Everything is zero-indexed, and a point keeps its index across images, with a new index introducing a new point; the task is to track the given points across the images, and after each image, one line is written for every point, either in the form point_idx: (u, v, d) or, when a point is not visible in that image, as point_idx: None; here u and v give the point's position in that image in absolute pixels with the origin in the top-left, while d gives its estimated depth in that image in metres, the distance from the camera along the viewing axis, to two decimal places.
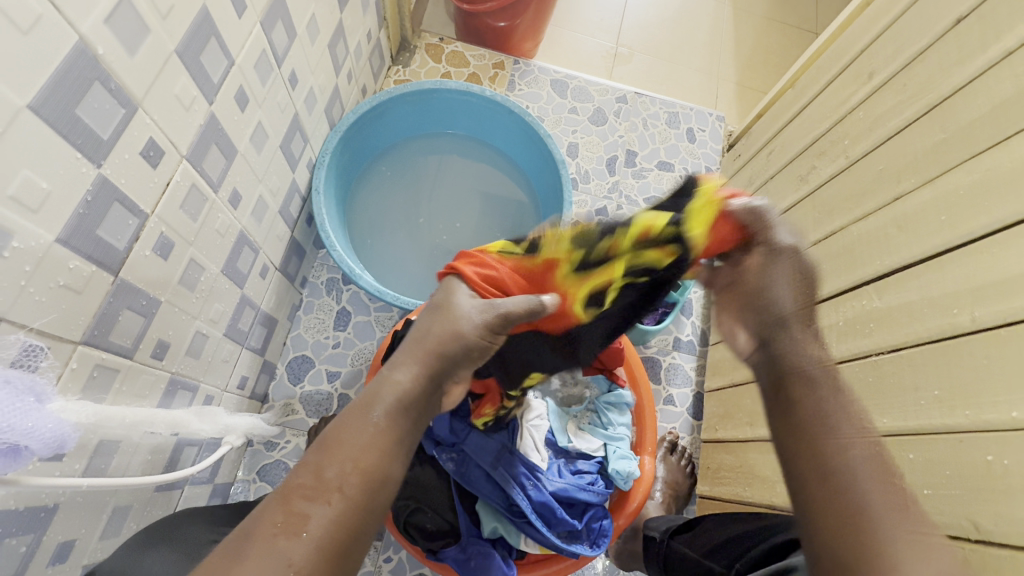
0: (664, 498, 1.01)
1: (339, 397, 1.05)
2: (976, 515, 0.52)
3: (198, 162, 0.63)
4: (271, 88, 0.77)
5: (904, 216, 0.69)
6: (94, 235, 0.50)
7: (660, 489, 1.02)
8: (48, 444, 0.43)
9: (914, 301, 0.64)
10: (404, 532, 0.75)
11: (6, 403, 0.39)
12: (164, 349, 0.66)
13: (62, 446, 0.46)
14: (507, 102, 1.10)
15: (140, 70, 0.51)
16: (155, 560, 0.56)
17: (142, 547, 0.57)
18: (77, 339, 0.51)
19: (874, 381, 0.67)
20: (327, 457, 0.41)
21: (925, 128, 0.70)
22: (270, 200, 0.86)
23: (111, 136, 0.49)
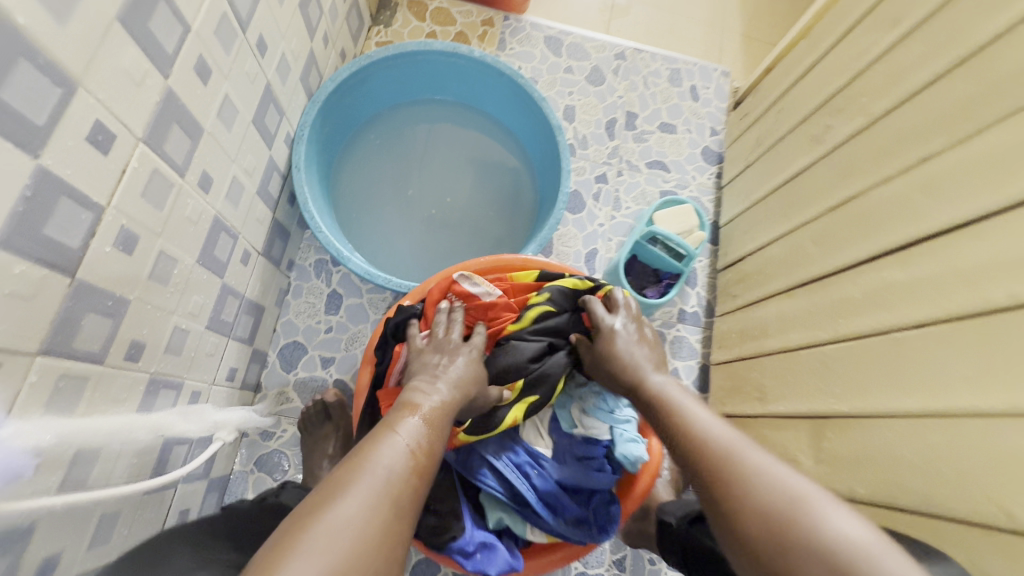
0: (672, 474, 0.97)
1: (334, 383, 1.02)
2: (1006, 502, 0.49)
3: (159, 144, 0.57)
4: (237, 57, 0.69)
5: (934, 180, 0.64)
6: (42, 235, 0.44)
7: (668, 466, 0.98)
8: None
9: (943, 273, 0.60)
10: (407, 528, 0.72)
11: None
12: (139, 350, 0.61)
13: (20, 474, 0.46)
14: (498, 64, 1.02)
15: (76, 41, 0.44)
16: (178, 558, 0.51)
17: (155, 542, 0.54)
18: (35, 349, 0.46)
19: (897, 358, 0.63)
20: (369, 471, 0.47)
21: (958, 81, 0.63)
22: (246, 180, 0.79)
23: (47, 120, 0.43)
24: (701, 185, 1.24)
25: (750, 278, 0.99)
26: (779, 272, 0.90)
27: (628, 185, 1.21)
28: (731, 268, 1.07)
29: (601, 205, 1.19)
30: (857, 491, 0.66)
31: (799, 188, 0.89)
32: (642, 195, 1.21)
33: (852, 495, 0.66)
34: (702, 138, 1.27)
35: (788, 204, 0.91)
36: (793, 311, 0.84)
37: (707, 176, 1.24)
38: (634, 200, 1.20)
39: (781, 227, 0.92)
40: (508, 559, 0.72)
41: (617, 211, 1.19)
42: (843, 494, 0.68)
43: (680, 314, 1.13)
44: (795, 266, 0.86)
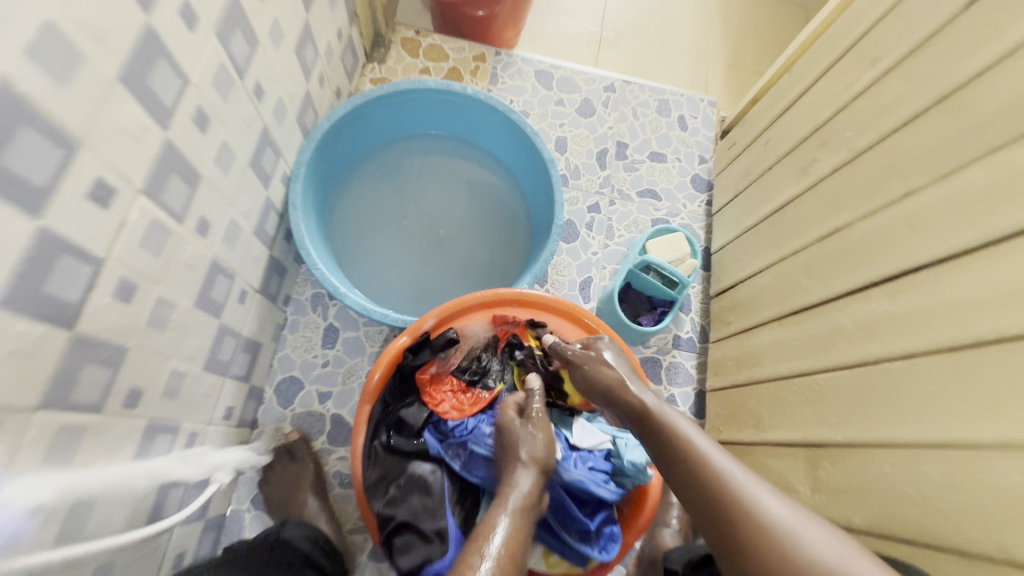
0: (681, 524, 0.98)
1: (331, 418, 1.01)
2: (1005, 539, 0.49)
3: (158, 195, 0.58)
4: (234, 103, 0.71)
5: (916, 216, 0.65)
6: (40, 293, 0.45)
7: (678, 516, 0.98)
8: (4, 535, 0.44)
9: (931, 307, 0.61)
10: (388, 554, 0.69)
11: None
12: (136, 397, 0.61)
13: (17, 537, 0.46)
14: (489, 100, 1.05)
15: (77, 103, 0.45)
16: None
17: None
18: (33, 405, 0.46)
19: (889, 390, 0.64)
20: (514, 457, 0.70)
21: (936, 119, 0.65)
22: (244, 221, 0.80)
23: (49, 181, 0.44)
24: (692, 213, 1.26)
25: (742, 305, 1.00)
26: (772, 300, 0.92)
27: (621, 213, 1.23)
28: (724, 295, 1.08)
29: (594, 234, 1.21)
30: (856, 521, 0.65)
31: (788, 217, 0.91)
32: (634, 224, 1.22)
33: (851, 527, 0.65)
34: (691, 166, 1.29)
35: (777, 233, 0.93)
36: (786, 340, 0.85)
37: (698, 203, 1.26)
38: (627, 228, 1.22)
39: (772, 256, 0.94)
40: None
41: (611, 240, 1.21)
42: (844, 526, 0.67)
43: (675, 341, 1.14)
44: (787, 295, 0.88)
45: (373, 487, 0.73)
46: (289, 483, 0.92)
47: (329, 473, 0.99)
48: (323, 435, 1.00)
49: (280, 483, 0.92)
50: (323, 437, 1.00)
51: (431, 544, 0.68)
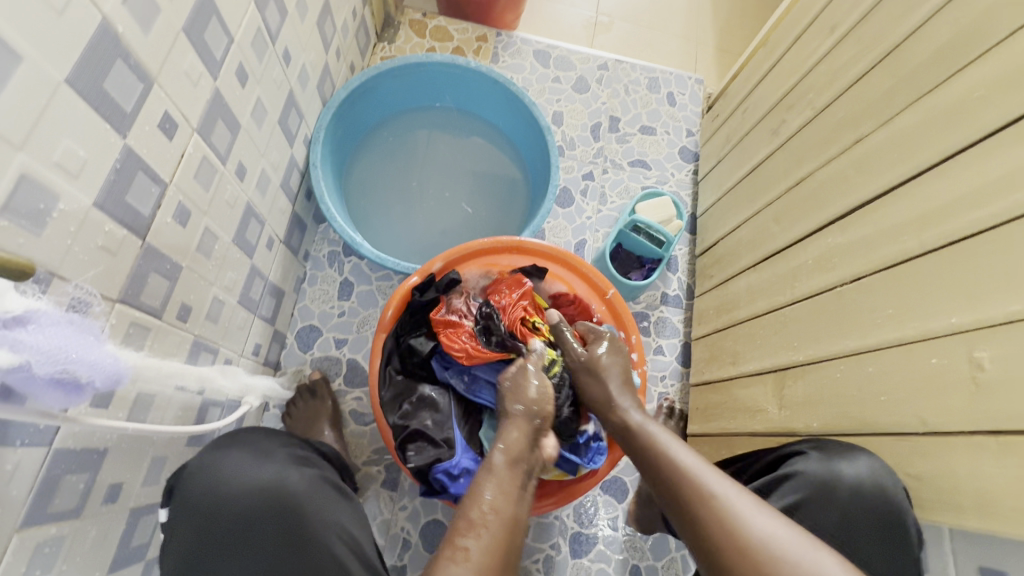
0: None
1: (347, 362, 1.11)
2: (923, 412, 0.58)
3: (208, 136, 0.68)
4: (266, 64, 0.80)
5: (863, 159, 0.75)
6: (124, 201, 0.55)
7: None
8: (106, 378, 0.50)
9: (872, 235, 0.70)
10: (401, 454, 0.79)
11: (73, 338, 0.47)
12: (187, 312, 0.71)
13: (116, 378, 0.52)
14: (491, 72, 1.14)
15: (154, 47, 0.55)
16: (233, 456, 0.66)
17: (225, 446, 0.67)
18: (115, 296, 0.56)
19: (838, 309, 0.73)
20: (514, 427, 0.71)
21: (881, 75, 0.74)
22: (272, 174, 0.90)
23: (133, 108, 0.53)
24: (679, 181, 1.35)
25: (722, 258, 1.10)
26: (746, 249, 1.01)
27: (613, 181, 1.33)
28: (707, 252, 1.18)
29: (588, 200, 1.30)
30: (811, 424, 0.74)
31: (761, 175, 1.01)
32: (625, 191, 1.32)
33: (807, 429, 0.75)
34: (679, 138, 1.39)
35: (752, 190, 1.03)
36: (758, 283, 0.95)
37: (685, 172, 1.36)
38: (619, 194, 1.32)
39: (747, 211, 1.03)
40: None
41: (603, 205, 1.30)
42: (800, 431, 0.76)
43: (663, 297, 1.23)
44: (759, 243, 0.97)
45: (389, 403, 0.83)
46: (310, 416, 1.01)
47: (345, 411, 1.09)
48: (340, 377, 1.10)
49: (298, 420, 1.01)
50: (340, 378, 1.10)
51: (441, 448, 0.79)
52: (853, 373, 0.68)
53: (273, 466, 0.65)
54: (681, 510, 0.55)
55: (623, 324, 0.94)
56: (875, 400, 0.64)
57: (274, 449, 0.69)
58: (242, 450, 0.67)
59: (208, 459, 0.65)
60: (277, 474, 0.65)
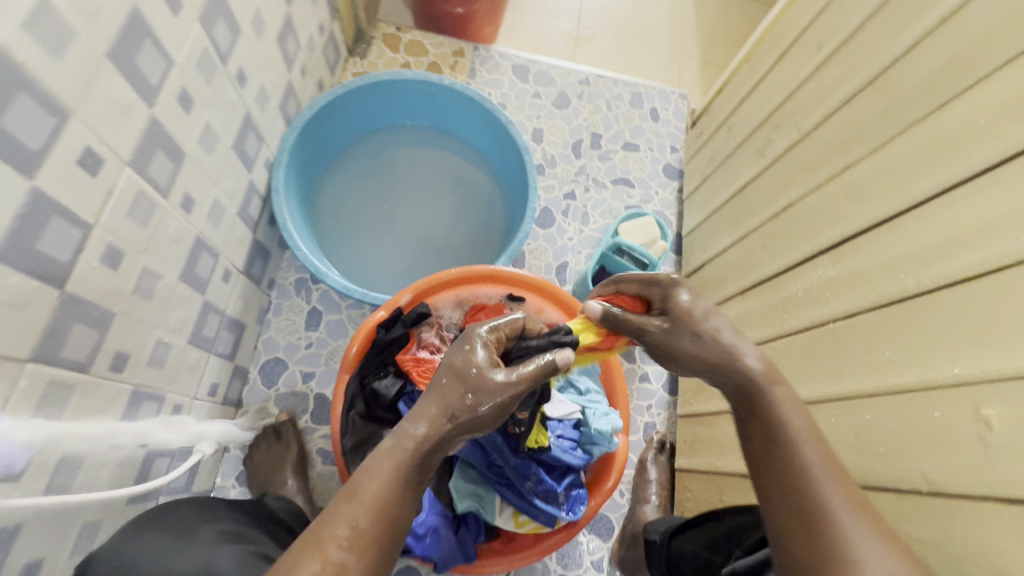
0: (660, 500, 0.98)
1: (315, 397, 1.05)
2: (926, 469, 0.53)
3: (144, 168, 0.62)
4: (217, 87, 0.74)
5: (852, 186, 0.70)
6: (34, 250, 0.48)
7: (656, 492, 0.99)
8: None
9: (863, 268, 0.66)
10: None
11: None
12: (123, 361, 0.64)
13: (9, 466, 0.49)
14: (466, 90, 1.09)
15: (68, 75, 0.49)
16: (154, 537, 0.56)
17: (142, 527, 0.58)
18: (26, 356, 0.50)
19: (829, 346, 0.69)
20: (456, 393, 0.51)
21: (870, 97, 0.71)
22: (227, 202, 0.84)
23: (42, 146, 0.47)
24: (663, 199, 1.31)
25: (708, 282, 1.05)
26: (733, 275, 0.97)
27: (595, 200, 1.28)
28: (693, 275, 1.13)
29: (570, 220, 1.25)
30: None
31: (746, 198, 0.97)
32: (608, 210, 1.27)
33: None
34: (663, 155, 1.35)
35: (738, 213, 0.99)
36: (745, 311, 0.90)
37: (669, 190, 1.32)
38: (601, 214, 1.27)
39: (733, 235, 0.99)
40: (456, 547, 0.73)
41: (586, 225, 1.25)
42: None
43: None
44: (746, 269, 0.92)
45: (351, 453, 0.76)
46: (272, 461, 0.95)
47: (312, 450, 1.02)
48: (307, 414, 1.04)
49: (260, 464, 0.95)
50: (308, 415, 1.03)
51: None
52: (848, 419, 0.63)
53: (197, 552, 0.56)
54: (796, 509, 0.46)
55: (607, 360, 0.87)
56: (872, 451, 0.59)
57: (198, 528, 0.59)
58: (164, 531, 0.57)
59: (119, 543, 0.55)
60: (204, 560, 0.55)
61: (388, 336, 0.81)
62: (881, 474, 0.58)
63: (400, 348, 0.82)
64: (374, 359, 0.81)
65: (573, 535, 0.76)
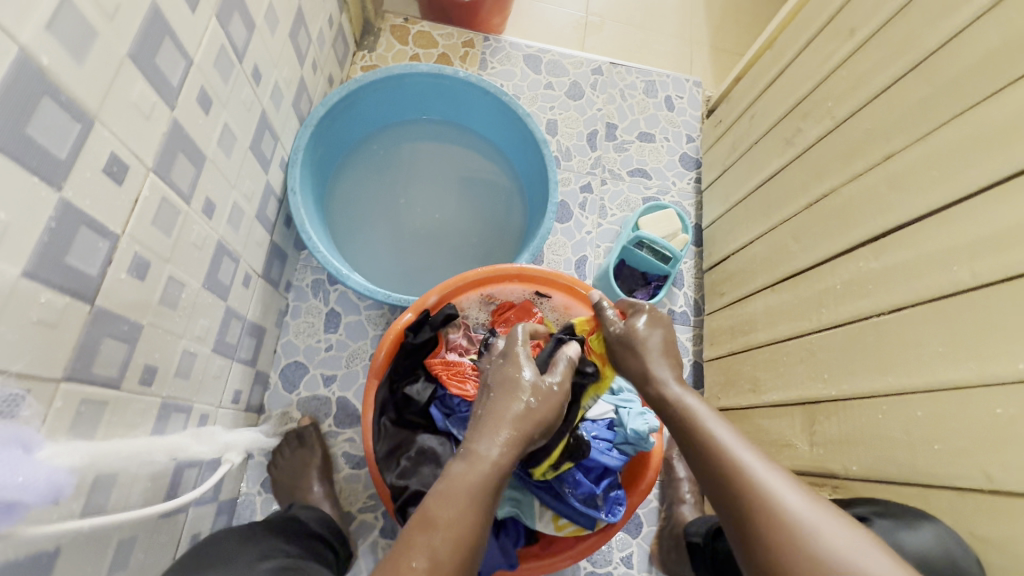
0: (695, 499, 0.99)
1: (337, 400, 1.03)
2: (988, 466, 0.53)
3: (167, 174, 0.59)
4: (234, 86, 0.72)
5: (896, 175, 0.69)
6: (63, 264, 0.46)
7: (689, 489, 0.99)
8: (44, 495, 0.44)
9: (911, 260, 0.64)
10: (400, 518, 0.71)
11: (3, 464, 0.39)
12: (152, 374, 0.62)
13: (58, 493, 0.46)
14: (480, 82, 1.06)
15: (90, 79, 0.46)
16: None
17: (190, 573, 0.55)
18: (59, 375, 0.48)
19: (874, 341, 0.68)
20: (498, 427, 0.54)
21: (912, 83, 0.69)
22: (245, 205, 0.81)
23: (68, 155, 0.45)
24: (681, 190, 1.29)
25: (735, 275, 1.04)
26: (763, 267, 0.95)
27: (612, 193, 1.26)
28: (717, 268, 1.12)
29: (588, 214, 1.23)
30: (851, 468, 0.69)
31: (774, 188, 0.95)
32: (626, 203, 1.25)
33: (846, 472, 0.69)
34: (679, 145, 1.32)
35: (765, 204, 0.97)
36: (778, 305, 0.89)
37: (687, 181, 1.29)
38: (619, 207, 1.25)
39: (761, 226, 0.97)
40: (497, 558, 0.72)
41: (604, 219, 1.23)
42: (838, 473, 0.71)
43: (670, 315, 1.16)
44: (777, 261, 0.91)
45: (385, 460, 0.75)
46: (297, 466, 0.94)
47: (337, 454, 1.00)
48: (330, 418, 1.02)
49: (284, 470, 0.93)
50: (331, 419, 1.02)
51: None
52: (897, 415, 0.63)
53: None
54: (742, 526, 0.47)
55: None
56: (927, 448, 0.59)
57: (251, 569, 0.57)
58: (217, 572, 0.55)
59: None
60: None
61: (417, 341, 0.79)
62: (942, 471, 0.57)
63: (431, 353, 0.82)
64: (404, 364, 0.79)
65: (611, 536, 0.76)
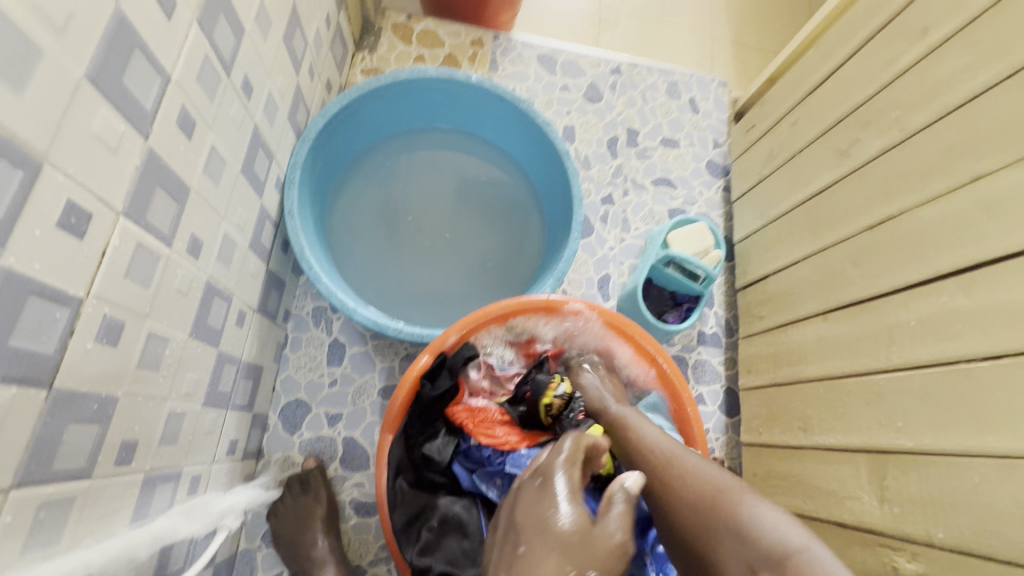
0: None
1: (343, 441, 0.93)
2: None
3: (141, 216, 0.49)
4: (221, 103, 0.61)
5: (989, 200, 0.61)
6: (9, 348, 0.36)
7: None
8: None
9: (1013, 301, 0.57)
10: None
11: None
12: (131, 450, 0.53)
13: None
14: (496, 88, 0.96)
15: (37, 111, 0.37)
16: None
17: None
18: (9, 483, 0.38)
19: (963, 389, 0.60)
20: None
21: (1008, 95, 0.61)
22: (238, 236, 0.71)
23: (8, 211, 0.35)
24: (709, 200, 1.20)
25: (777, 298, 0.95)
26: (812, 292, 0.86)
27: (636, 204, 1.16)
28: (753, 288, 1.03)
29: (610, 228, 1.14)
30: (936, 534, 0.61)
31: (824, 205, 0.86)
32: (650, 215, 1.16)
33: (930, 538, 0.61)
34: (705, 151, 1.23)
35: (813, 222, 0.88)
36: (833, 337, 0.80)
37: (714, 190, 1.20)
38: (643, 220, 1.15)
39: (809, 246, 0.89)
40: None
41: (627, 233, 1.14)
42: (919, 538, 0.63)
43: (701, 337, 1.07)
44: (831, 287, 0.82)
45: (403, 531, 0.66)
46: (300, 516, 0.85)
47: (344, 502, 0.91)
48: (336, 461, 0.93)
49: (285, 525, 0.84)
50: (337, 462, 0.93)
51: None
52: (1000, 480, 0.55)
53: None
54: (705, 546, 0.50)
55: (679, 397, 0.77)
56: None
57: None
58: None
59: None
60: None
61: (435, 389, 0.70)
62: None
63: (453, 400, 0.73)
64: (421, 415, 0.70)
65: None
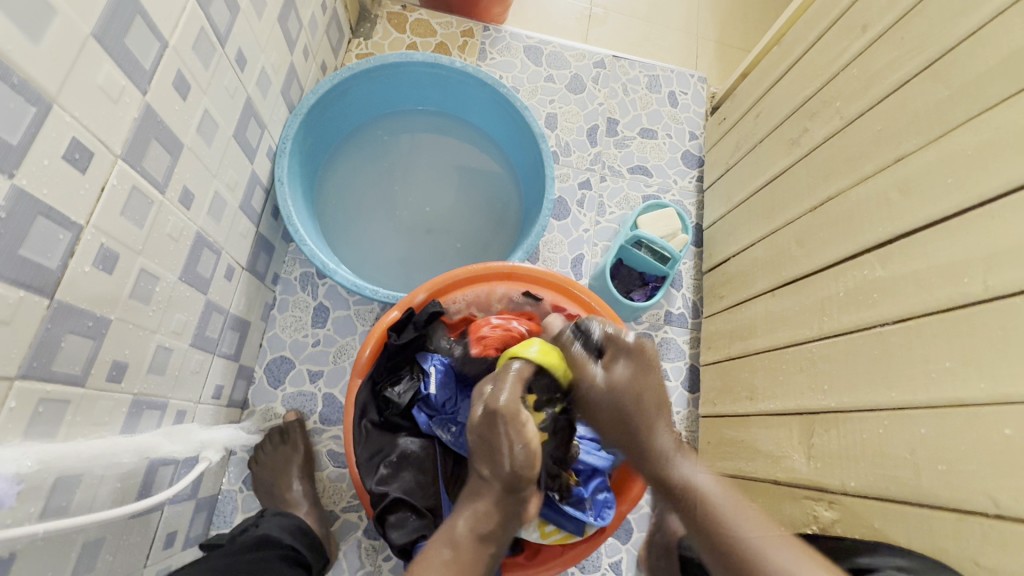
0: None
1: (323, 397, 1.00)
2: (996, 491, 0.51)
3: (137, 161, 0.56)
4: (216, 72, 0.69)
5: (907, 180, 0.67)
6: (17, 256, 0.44)
7: None
8: None
9: (921, 270, 0.62)
10: (379, 526, 0.71)
11: None
12: (122, 370, 0.60)
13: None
14: (478, 73, 1.03)
15: (48, 60, 0.43)
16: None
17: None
18: (13, 374, 0.45)
19: (879, 352, 0.66)
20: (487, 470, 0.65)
21: (928, 83, 0.67)
22: (228, 195, 0.78)
23: (22, 140, 0.42)
24: (682, 189, 1.25)
25: (735, 278, 1.01)
26: (763, 271, 0.92)
27: (612, 190, 1.22)
28: (716, 270, 1.09)
29: (586, 211, 1.20)
30: (849, 483, 0.67)
31: (778, 191, 0.92)
32: (625, 200, 1.22)
33: (843, 487, 0.67)
34: (682, 142, 1.29)
35: (768, 207, 0.94)
36: (779, 311, 0.86)
37: (688, 179, 1.26)
38: (618, 204, 1.21)
39: (763, 228, 0.95)
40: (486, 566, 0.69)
41: (602, 217, 1.20)
42: (835, 488, 0.68)
43: (667, 316, 1.12)
44: (779, 265, 0.88)
45: (366, 465, 0.74)
46: (277, 464, 0.91)
47: (321, 452, 0.98)
48: (316, 414, 0.99)
49: (263, 469, 0.91)
50: (316, 416, 0.99)
51: (425, 519, 0.72)
52: (901, 430, 0.61)
53: None
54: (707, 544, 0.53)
55: None
56: (931, 467, 0.57)
57: None
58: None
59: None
60: None
61: (402, 340, 0.77)
62: (942, 493, 0.55)
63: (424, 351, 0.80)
64: (388, 364, 0.78)
65: (601, 539, 0.75)
